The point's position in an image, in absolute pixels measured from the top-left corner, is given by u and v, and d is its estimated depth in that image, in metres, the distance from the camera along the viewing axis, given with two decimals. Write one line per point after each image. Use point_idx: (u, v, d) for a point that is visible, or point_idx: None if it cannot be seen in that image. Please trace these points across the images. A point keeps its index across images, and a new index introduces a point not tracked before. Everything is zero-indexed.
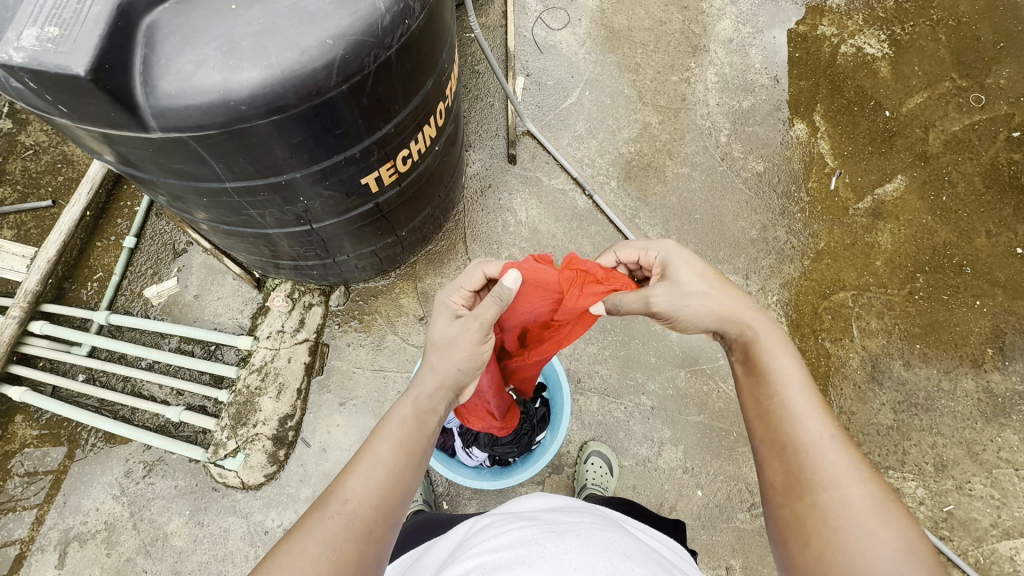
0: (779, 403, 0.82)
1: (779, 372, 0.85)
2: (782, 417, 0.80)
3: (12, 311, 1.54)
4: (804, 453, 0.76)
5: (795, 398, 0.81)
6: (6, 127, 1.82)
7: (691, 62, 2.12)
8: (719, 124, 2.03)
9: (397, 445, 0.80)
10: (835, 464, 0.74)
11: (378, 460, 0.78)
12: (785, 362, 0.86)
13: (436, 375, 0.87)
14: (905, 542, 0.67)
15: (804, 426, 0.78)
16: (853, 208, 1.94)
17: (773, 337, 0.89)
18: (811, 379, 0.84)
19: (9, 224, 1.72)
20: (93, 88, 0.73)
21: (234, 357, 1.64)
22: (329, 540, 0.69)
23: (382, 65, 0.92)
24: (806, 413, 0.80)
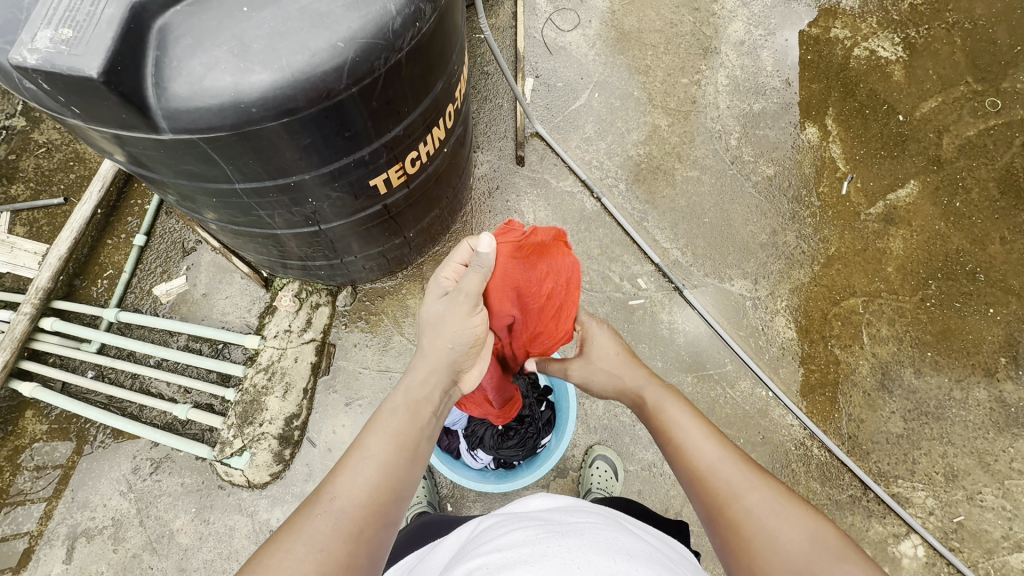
0: (676, 442, 0.88)
1: (671, 416, 0.93)
2: (679, 454, 0.86)
3: (23, 308, 1.55)
4: (703, 478, 0.81)
5: (689, 431, 0.89)
6: (19, 125, 1.84)
7: (701, 64, 2.11)
8: (729, 127, 2.02)
9: (390, 439, 0.80)
10: (731, 478, 0.80)
11: (375, 455, 0.78)
12: (675, 406, 0.95)
13: (434, 361, 0.91)
14: (806, 531, 0.72)
15: (700, 453, 0.84)
16: (864, 213, 1.92)
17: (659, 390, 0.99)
18: (698, 415, 0.92)
19: (21, 221, 1.74)
20: (106, 90, 0.73)
21: (241, 355, 1.64)
22: (324, 536, 0.68)
23: (392, 68, 0.92)
24: (701, 442, 0.86)
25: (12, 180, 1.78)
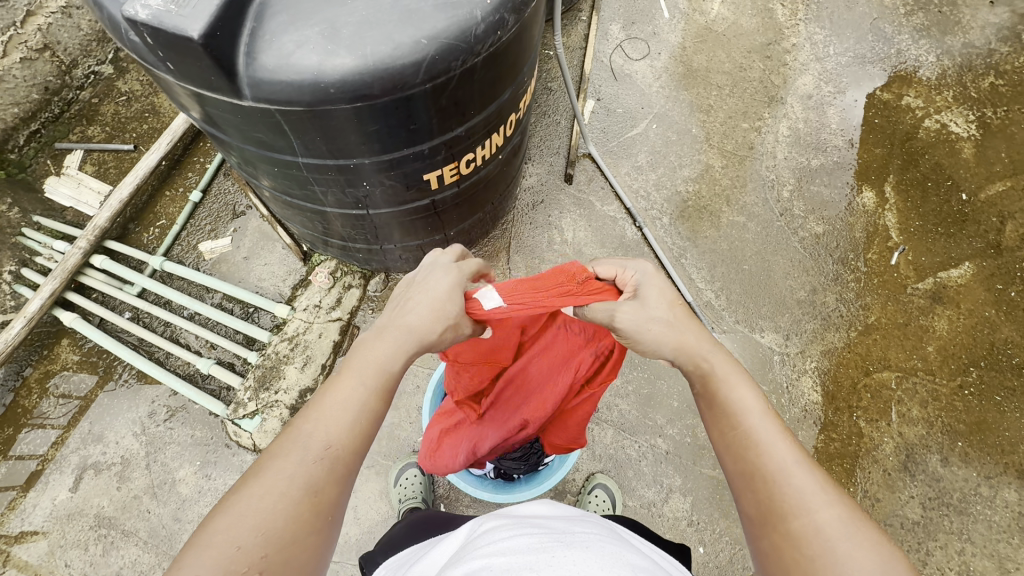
0: (740, 432, 0.76)
1: (738, 403, 0.79)
2: (743, 447, 0.75)
3: (78, 242, 1.62)
4: (769, 481, 0.70)
5: (757, 427, 0.76)
6: (106, 73, 1.93)
7: (765, 112, 2.09)
8: (784, 178, 1.99)
9: (373, 389, 0.77)
10: (800, 489, 0.69)
11: (357, 404, 0.75)
12: (744, 389, 0.81)
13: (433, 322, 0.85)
14: (880, 564, 0.62)
15: (770, 453, 0.73)
16: (911, 287, 1.86)
17: (728, 368, 0.85)
18: (770, 407, 0.79)
19: (91, 160, 1.84)
20: (202, 51, 0.77)
21: (269, 322, 1.69)
22: (304, 479, 0.67)
23: (466, 71, 0.94)
24: (770, 440, 0.74)
25: (91, 122, 1.88)
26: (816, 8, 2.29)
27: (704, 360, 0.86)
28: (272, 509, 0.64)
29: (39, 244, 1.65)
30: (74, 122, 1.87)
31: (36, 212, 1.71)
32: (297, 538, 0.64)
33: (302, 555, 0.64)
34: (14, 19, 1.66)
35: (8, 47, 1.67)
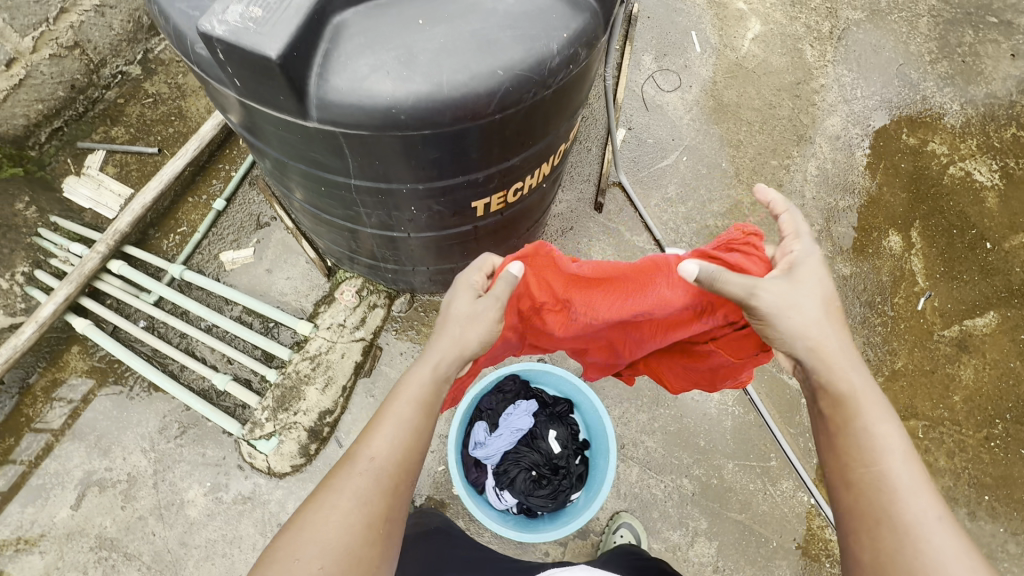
0: (875, 472, 0.78)
1: (879, 437, 0.80)
2: (878, 489, 0.77)
3: (97, 246, 1.56)
4: (907, 531, 0.73)
5: (894, 467, 0.78)
6: (134, 73, 1.88)
7: (794, 151, 2.09)
8: (812, 218, 1.99)
9: (412, 406, 0.87)
10: (942, 547, 0.71)
11: (400, 415, 0.85)
12: (888, 423, 0.81)
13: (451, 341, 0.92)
14: None
15: (904, 502, 0.75)
16: (937, 333, 1.85)
17: (872, 395, 0.83)
18: (912, 449, 0.80)
19: (113, 162, 1.79)
20: (277, 72, 0.73)
21: (289, 338, 1.63)
22: (355, 497, 0.78)
23: (535, 102, 0.92)
24: (909, 487, 0.76)
25: (116, 123, 1.84)
26: (844, 50, 2.32)
27: (845, 378, 0.84)
28: (329, 523, 0.76)
29: (55, 245, 1.59)
30: (98, 121, 1.82)
31: (54, 212, 1.66)
32: (365, 547, 0.76)
33: (370, 563, 0.76)
34: (47, 15, 1.60)
35: (40, 42, 1.61)
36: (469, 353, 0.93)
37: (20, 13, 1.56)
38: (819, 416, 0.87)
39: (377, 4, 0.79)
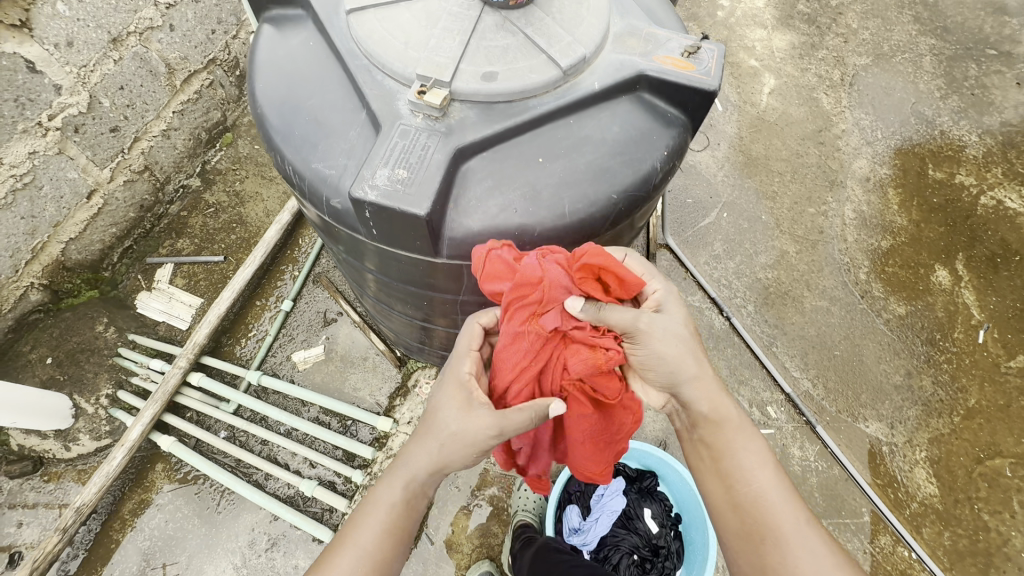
0: (750, 490, 0.85)
1: (747, 458, 0.87)
2: (754, 507, 0.83)
3: (178, 362, 1.60)
4: (778, 543, 0.79)
5: (761, 484, 0.85)
6: (194, 185, 1.98)
7: (828, 196, 2.15)
8: (858, 260, 2.02)
9: (380, 532, 0.83)
10: (812, 553, 0.77)
11: (361, 550, 0.81)
12: (745, 444, 0.88)
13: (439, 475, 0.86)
14: None
15: (778, 516, 0.82)
16: (1004, 366, 1.86)
17: (735, 419, 0.90)
18: (776, 460, 0.88)
19: (181, 273, 1.84)
20: (422, 225, 0.78)
21: (368, 435, 1.64)
22: None
23: (638, 213, 0.97)
24: (777, 500, 0.83)
25: (181, 234, 1.90)
26: (857, 95, 2.43)
27: (714, 407, 0.90)
28: None
29: (135, 364, 1.62)
30: (163, 235, 1.89)
31: (131, 329, 1.70)
32: None
33: None
34: (123, 146, 1.68)
35: (115, 171, 1.69)
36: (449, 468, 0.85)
37: (100, 147, 1.61)
38: (699, 444, 0.92)
39: (498, 148, 0.85)
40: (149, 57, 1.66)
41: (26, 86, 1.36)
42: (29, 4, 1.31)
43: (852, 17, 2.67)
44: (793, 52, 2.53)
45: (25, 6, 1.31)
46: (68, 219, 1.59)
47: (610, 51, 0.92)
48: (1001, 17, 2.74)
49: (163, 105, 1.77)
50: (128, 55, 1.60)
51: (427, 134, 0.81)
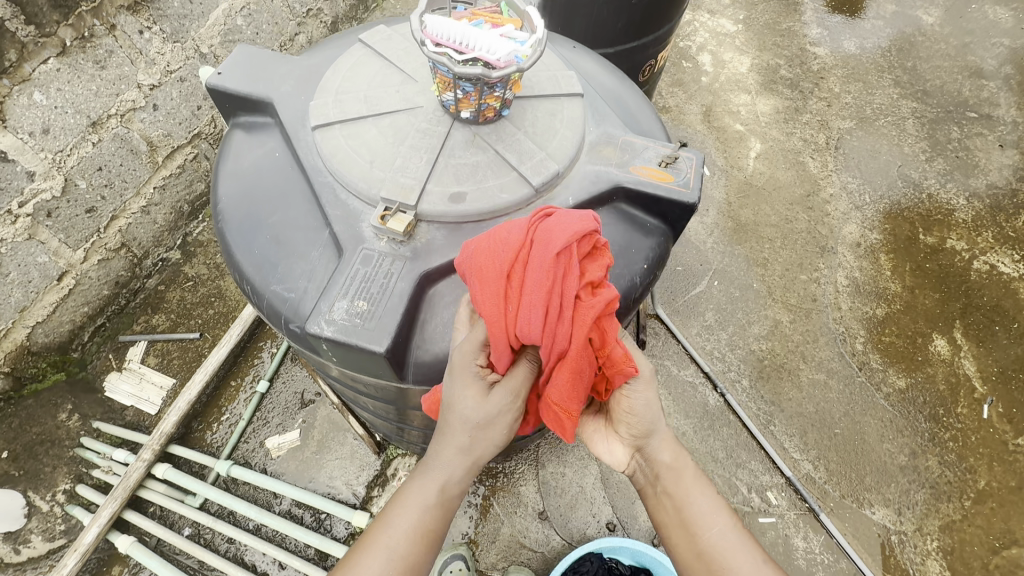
0: (712, 536, 0.86)
1: (705, 505, 0.89)
2: (719, 555, 0.85)
3: (143, 454, 1.51)
4: None
5: (720, 528, 0.87)
6: (174, 258, 1.94)
7: (820, 262, 2.12)
8: (853, 329, 1.98)
9: (411, 538, 0.79)
10: None
11: (392, 551, 0.77)
12: (699, 492, 0.90)
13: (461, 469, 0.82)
14: None
15: (739, 560, 0.84)
16: (1012, 443, 1.78)
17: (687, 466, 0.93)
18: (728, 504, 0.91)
19: (155, 351, 1.77)
20: (383, 359, 0.73)
21: (343, 530, 1.53)
22: None
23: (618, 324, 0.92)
24: (735, 542, 0.86)
25: (156, 310, 1.84)
26: (843, 159, 2.44)
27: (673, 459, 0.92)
28: None
29: (98, 455, 1.53)
30: (138, 311, 1.83)
31: (97, 416, 1.61)
32: None
33: None
34: (98, 226, 1.65)
35: (90, 250, 1.65)
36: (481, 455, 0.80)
37: (74, 228, 1.58)
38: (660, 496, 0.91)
39: None
40: (130, 136, 1.65)
41: None
42: (4, 96, 1.31)
43: (833, 81, 2.73)
44: (778, 116, 2.56)
45: None
46: (36, 302, 1.54)
47: (585, 162, 0.89)
48: (978, 80, 2.80)
49: (143, 181, 1.75)
50: (108, 137, 1.59)
51: (391, 259, 0.77)
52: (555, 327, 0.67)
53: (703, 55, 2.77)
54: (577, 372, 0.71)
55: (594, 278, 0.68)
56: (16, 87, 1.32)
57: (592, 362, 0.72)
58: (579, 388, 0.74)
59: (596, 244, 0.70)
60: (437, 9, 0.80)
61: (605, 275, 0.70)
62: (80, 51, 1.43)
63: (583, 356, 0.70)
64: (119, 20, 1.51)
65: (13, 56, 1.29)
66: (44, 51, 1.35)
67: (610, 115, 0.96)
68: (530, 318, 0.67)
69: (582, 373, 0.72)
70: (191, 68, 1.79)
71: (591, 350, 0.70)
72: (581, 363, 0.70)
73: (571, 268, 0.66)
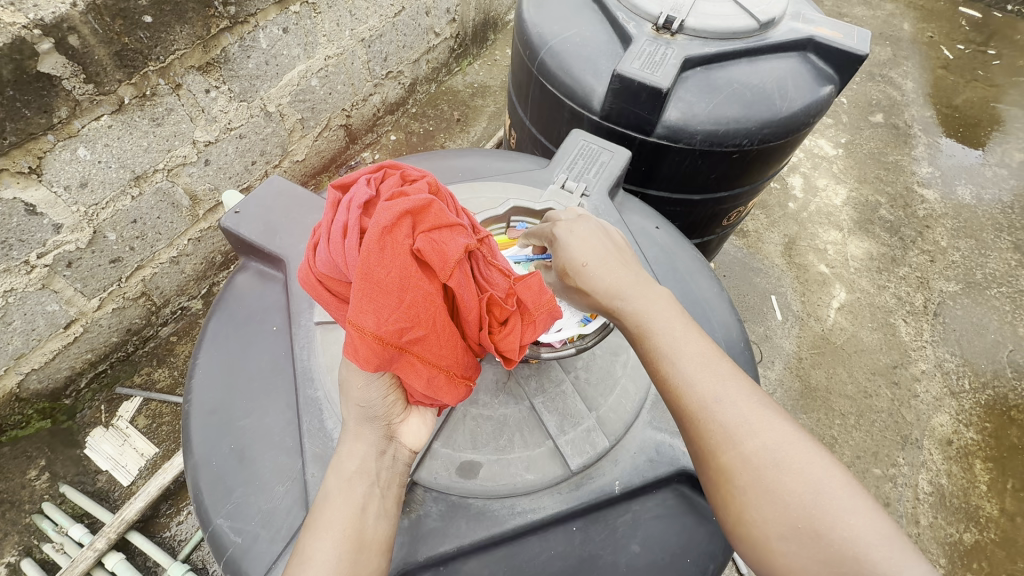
0: (674, 379, 0.72)
1: (667, 338, 0.74)
2: (695, 413, 0.69)
3: (96, 542, 1.36)
4: (727, 445, 0.67)
5: (685, 362, 0.73)
6: (195, 308, 1.84)
7: (899, 455, 1.80)
8: (931, 555, 1.64)
9: (335, 543, 0.58)
10: (757, 437, 0.66)
11: (312, 564, 0.57)
12: (665, 322, 0.76)
13: (358, 438, 0.66)
14: (844, 485, 0.63)
15: (720, 417, 0.68)
16: None
17: (649, 296, 0.78)
18: (695, 333, 0.75)
19: (147, 411, 1.64)
20: None
21: None
22: None
23: None
24: (701, 380, 0.71)
25: (161, 363, 1.73)
26: (942, 329, 2.12)
27: (632, 298, 0.78)
28: None
29: (54, 527, 1.40)
30: (143, 361, 1.73)
31: (66, 478, 1.50)
32: None
33: None
34: (121, 276, 1.57)
35: (106, 299, 1.57)
36: (368, 419, 0.66)
37: (94, 278, 1.50)
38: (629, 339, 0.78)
39: (461, 559, 0.70)
40: (173, 191, 1.58)
41: (19, 229, 1.27)
42: (45, 151, 1.23)
43: (940, 232, 2.42)
44: (871, 264, 2.27)
45: (39, 153, 1.23)
46: (36, 349, 1.46)
47: (645, 423, 0.81)
48: None
49: (178, 234, 1.67)
50: (150, 191, 1.52)
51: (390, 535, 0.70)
52: (345, 244, 0.60)
53: (793, 177, 2.54)
54: (378, 279, 0.59)
55: (403, 192, 0.65)
56: (60, 143, 1.25)
57: (415, 275, 0.60)
58: (403, 301, 0.60)
59: (405, 177, 0.69)
60: (495, 223, 0.96)
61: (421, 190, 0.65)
62: (138, 109, 1.37)
63: (377, 258, 0.58)
64: (186, 79, 1.45)
65: (64, 113, 1.22)
66: (98, 109, 1.28)
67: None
68: (326, 248, 0.63)
69: (395, 291, 0.59)
70: (253, 126, 1.74)
71: (401, 254, 0.59)
72: (394, 265, 0.59)
73: (365, 193, 0.63)
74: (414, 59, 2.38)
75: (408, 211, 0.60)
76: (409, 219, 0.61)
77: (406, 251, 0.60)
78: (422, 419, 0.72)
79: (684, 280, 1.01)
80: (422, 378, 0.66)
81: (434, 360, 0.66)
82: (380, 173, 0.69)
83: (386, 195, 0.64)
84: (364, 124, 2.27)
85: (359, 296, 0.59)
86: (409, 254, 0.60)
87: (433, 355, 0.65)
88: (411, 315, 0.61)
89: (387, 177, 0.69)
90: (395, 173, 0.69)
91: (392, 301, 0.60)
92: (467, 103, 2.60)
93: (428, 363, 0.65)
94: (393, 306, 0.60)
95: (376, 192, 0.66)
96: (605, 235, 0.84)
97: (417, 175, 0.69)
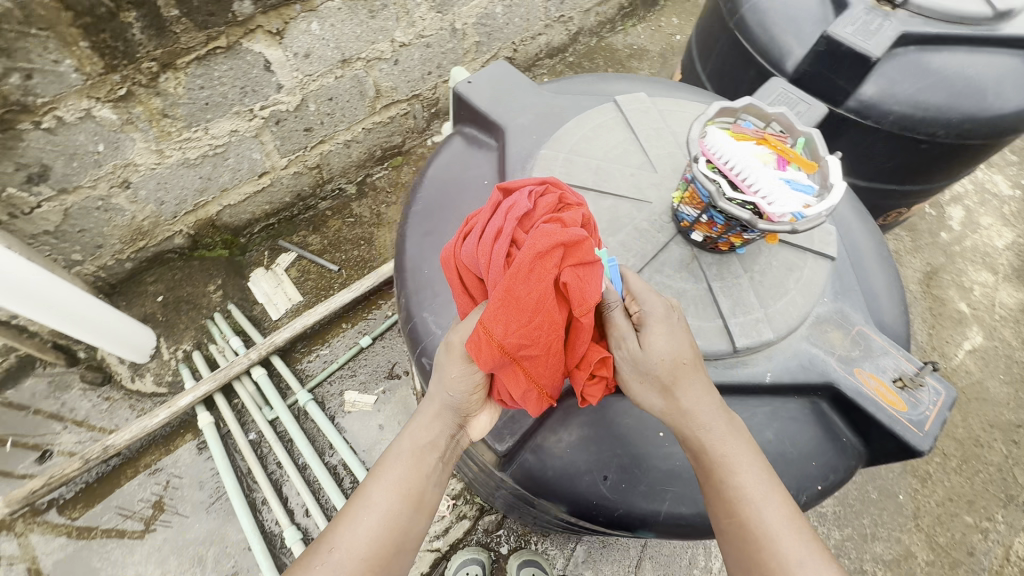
0: (748, 523, 0.75)
1: (747, 486, 0.76)
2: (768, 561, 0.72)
3: (250, 353, 1.64)
4: None
5: (765, 512, 0.75)
6: (349, 191, 2.08)
7: (999, 512, 1.69)
8: None
9: (393, 496, 0.80)
10: None
11: (376, 509, 0.79)
12: (749, 470, 0.77)
13: (438, 418, 0.84)
14: None
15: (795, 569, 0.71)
16: None
17: (734, 439, 0.78)
18: (775, 483, 0.77)
19: (299, 265, 1.91)
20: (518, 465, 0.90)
21: None
22: None
23: None
24: (779, 530, 0.74)
25: (315, 231, 1.99)
26: None
27: (708, 422, 0.78)
28: None
29: (218, 334, 1.71)
30: (302, 225, 1.99)
31: (234, 299, 1.80)
32: None
33: None
34: (308, 144, 1.81)
35: (292, 162, 1.82)
36: (450, 406, 0.82)
37: (289, 140, 1.75)
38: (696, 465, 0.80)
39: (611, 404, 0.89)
40: (365, 80, 1.78)
41: (255, 79, 1.50)
42: (291, 18, 1.45)
43: None
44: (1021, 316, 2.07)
45: (286, 19, 1.44)
46: (236, 188, 1.74)
47: (802, 336, 0.87)
48: None
49: (357, 121, 1.89)
50: (349, 75, 1.72)
51: None
52: (498, 251, 0.67)
53: (954, 207, 2.33)
54: (515, 298, 0.65)
55: (564, 220, 0.70)
56: (302, 14, 1.46)
57: (548, 306, 0.66)
58: (528, 324, 0.67)
59: (563, 199, 0.74)
60: (723, 115, 0.85)
61: (576, 222, 0.70)
62: None
63: (525, 278, 0.64)
64: None
65: None
66: None
67: (858, 303, 0.92)
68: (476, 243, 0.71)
69: (530, 310, 0.66)
70: (440, 38, 1.89)
71: (547, 280, 0.65)
72: (534, 291, 0.65)
73: (527, 206, 0.69)
74: (586, 8, 2.43)
75: (564, 244, 0.65)
76: (561, 254, 0.66)
77: (552, 280, 0.65)
78: (488, 415, 0.88)
79: (855, 232, 1.02)
80: (516, 388, 0.74)
81: (535, 377, 0.73)
82: (544, 186, 0.74)
83: (542, 216, 0.70)
84: (525, 61, 2.38)
85: (498, 306, 0.66)
86: (547, 287, 0.65)
87: (535, 372, 0.72)
88: (532, 335, 0.68)
89: (549, 191, 0.74)
90: (558, 193, 0.74)
91: (523, 318, 0.66)
92: (623, 62, 2.63)
93: (527, 378, 0.73)
94: (518, 326, 0.67)
95: (534, 206, 0.71)
96: (674, 344, 0.77)
97: (575, 201, 0.75)
